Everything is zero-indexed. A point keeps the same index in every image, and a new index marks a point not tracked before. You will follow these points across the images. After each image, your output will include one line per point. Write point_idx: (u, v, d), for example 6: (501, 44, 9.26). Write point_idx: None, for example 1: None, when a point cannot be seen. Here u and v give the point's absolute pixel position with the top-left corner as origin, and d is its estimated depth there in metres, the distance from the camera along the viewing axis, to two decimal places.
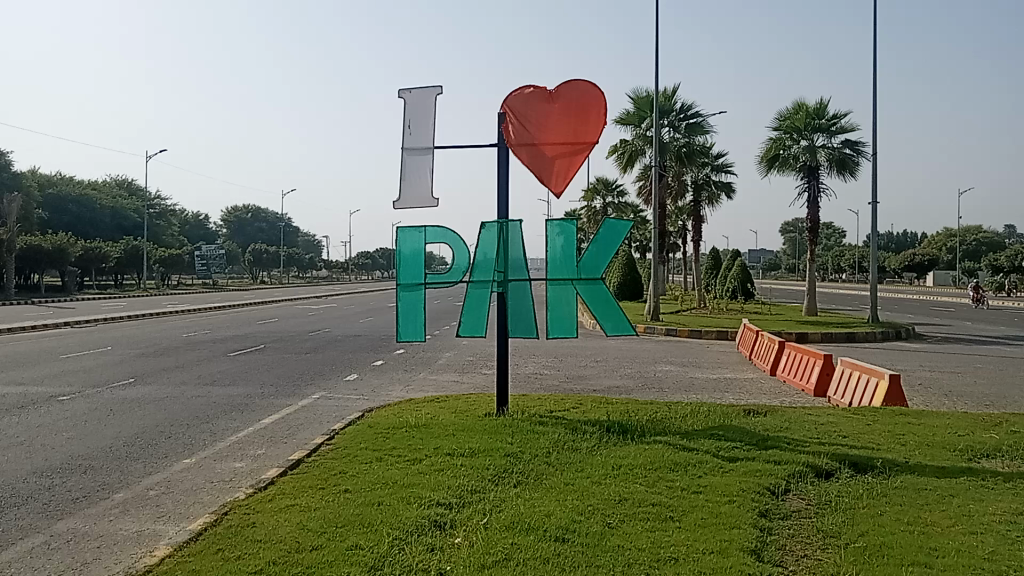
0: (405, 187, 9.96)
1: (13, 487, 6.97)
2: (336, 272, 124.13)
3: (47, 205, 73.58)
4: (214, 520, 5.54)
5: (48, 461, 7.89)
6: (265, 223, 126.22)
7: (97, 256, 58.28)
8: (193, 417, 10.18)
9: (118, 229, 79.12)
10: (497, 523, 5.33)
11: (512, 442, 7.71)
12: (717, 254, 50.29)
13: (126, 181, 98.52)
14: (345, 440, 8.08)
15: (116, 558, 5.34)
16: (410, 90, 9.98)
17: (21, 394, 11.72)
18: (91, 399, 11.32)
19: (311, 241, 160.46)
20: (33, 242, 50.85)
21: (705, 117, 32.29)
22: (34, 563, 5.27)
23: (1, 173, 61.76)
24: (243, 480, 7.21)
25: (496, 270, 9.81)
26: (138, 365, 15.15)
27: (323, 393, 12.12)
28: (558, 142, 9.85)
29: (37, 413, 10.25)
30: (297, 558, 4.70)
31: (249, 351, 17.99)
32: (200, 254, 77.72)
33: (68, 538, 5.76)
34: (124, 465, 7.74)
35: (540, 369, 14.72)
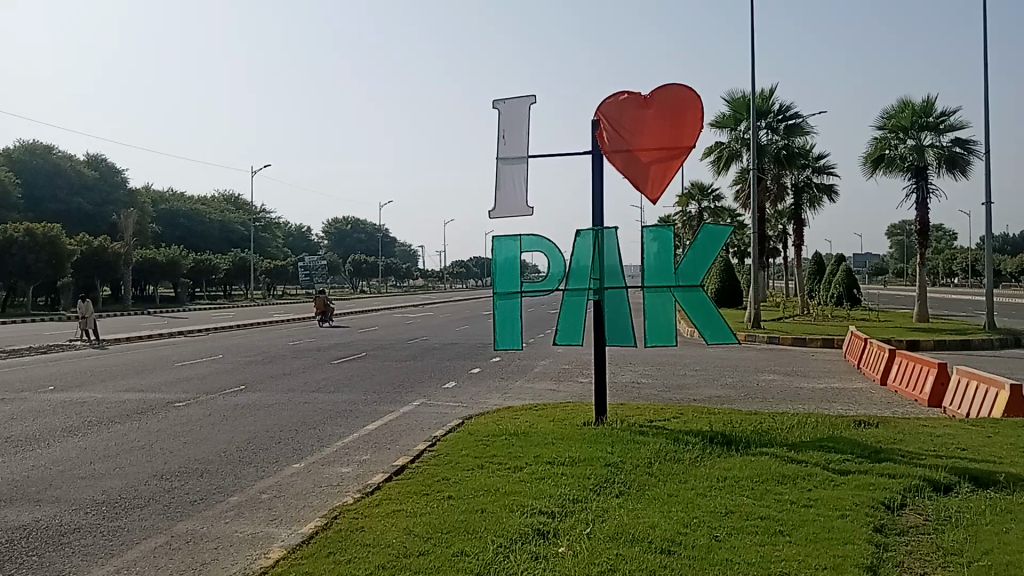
0: (500, 197, 10.03)
1: (136, 489, 7.35)
2: (433, 281, 126.20)
3: (161, 220, 77.59)
4: (325, 523, 5.70)
5: (166, 464, 8.28)
6: (364, 234, 129.67)
7: (207, 268, 61.04)
8: (301, 423, 10.51)
9: (226, 242, 82.63)
10: (602, 533, 5.29)
11: (613, 452, 7.65)
12: (819, 257, 48.70)
13: (233, 196, 103.00)
14: (446, 447, 8.18)
15: (233, 559, 5.54)
16: (505, 99, 10.06)
17: (140, 400, 12.34)
18: (205, 406, 11.83)
19: (408, 252, 164.00)
20: (148, 256, 53.72)
21: (804, 118, 31.40)
22: (157, 562, 5.53)
23: (119, 191, 65.43)
24: (350, 485, 7.40)
25: (592, 277, 9.74)
26: (247, 373, 15.74)
27: (422, 400, 12.30)
28: (654, 147, 9.75)
29: (156, 419, 10.77)
30: (406, 563, 4.77)
31: (351, 359, 18.45)
32: (303, 265, 80.42)
33: (187, 538, 6.03)
34: (238, 469, 8.05)
35: (639, 378, 14.55)
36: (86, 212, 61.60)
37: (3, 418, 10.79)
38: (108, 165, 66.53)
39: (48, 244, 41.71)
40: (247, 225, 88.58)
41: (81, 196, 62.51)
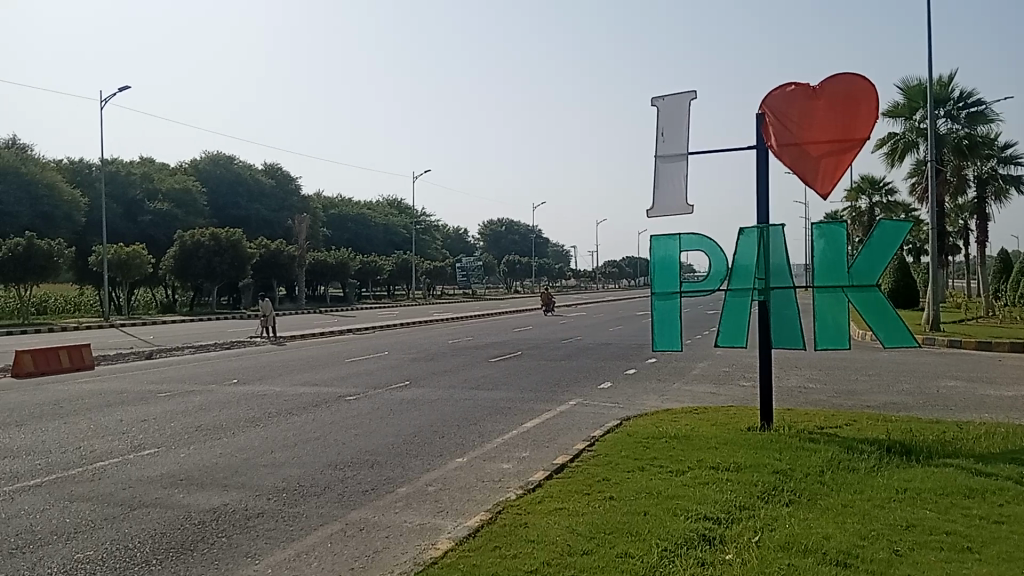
0: (659, 196, 9.87)
1: (313, 477, 7.79)
2: (586, 281, 126.27)
3: (330, 224, 81.98)
4: (490, 517, 5.82)
5: (340, 455, 8.73)
6: (518, 235, 131.62)
7: (372, 269, 63.88)
8: (462, 418, 10.79)
9: (389, 244, 86.19)
10: (771, 542, 5.11)
11: (781, 459, 7.36)
12: (1006, 255, 44.87)
13: (395, 200, 107.40)
14: (606, 447, 8.16)
15: (402, 549, 5.76)
16: (663, 97, 9.91)
17: (315, 393, 13.07)
18: (373, 400, 12.39)
19: (561, 252, 165.10)
20: (320, 258, 56.89)
21: (989, 104, 29.07)
22: (333, 548, 5.83)
23: (293, 198, 69.69)
24: (512, 481, 7.52)
25: (757, 277, 9.37)
26: (411, 369, 16.33)
27: (579, 400, 12.31)
28: (824, 140, 9.31)
29: (330, 412, 11.38)
30: (571, 561, 4.79)
31: (508, 358, 18.74)
32: (461, 266, 82.56)
33: (360, 526, 6.32)
34: (406, 461, 8.37)
35: (806, 382, 13.93)
36: (264, 217, 65.89)
37: (195, 408, 11.74)
38: (283, 173, 70.99)
39: (231, 248, 45.11)
40: (409, 228, 91.99)
41: (259, 202, 66.95)
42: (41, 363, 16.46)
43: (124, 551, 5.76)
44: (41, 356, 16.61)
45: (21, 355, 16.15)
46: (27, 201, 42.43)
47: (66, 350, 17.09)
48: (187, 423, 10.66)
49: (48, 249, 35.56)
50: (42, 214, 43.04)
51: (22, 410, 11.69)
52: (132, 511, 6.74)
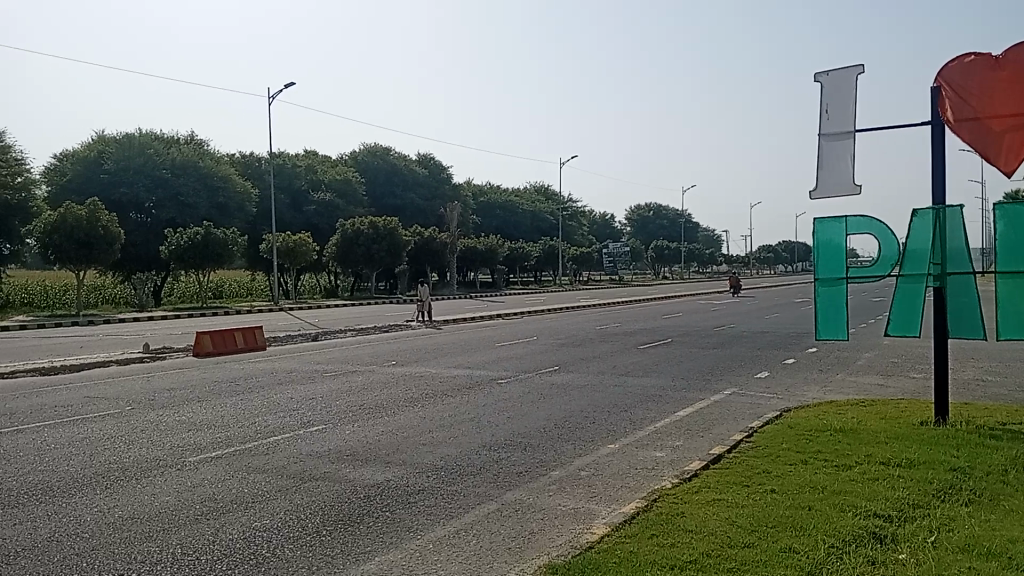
0: (825, 176, 9.40)
1: (469, 457, 8.00)
2: (738, 266, 122.57)
3: (480, 211, 83.65)
4: (646, 505, 5.77)
5: (493, 436, 8.91)
6: (667, 220, 129.47)
7: (520, 255, 64.67)
8: (614, 405, 10.76)
9: (537, 230, 87.00)
10: (950, 543, 4.79)
11: (959, 456, 6.88)
12: None
13: (543, 187, 108.27)
14: (765, 438, 7.91)
15: (558, 531, 5.82)
16: (828, 71, 9.41)
17: (468, 376, 13.40)
18: (525, 384, 12.55)
19: (712, 238, 161.07)
20: (470, 245, 58.15)
21: None
22: (490, 527, 5.96)
23: (444, 186, 71.61)
24: (666, 469, 7.43)
25: (932, 262, 8.80)
26: (561, 354, 16.42)
27: (734, 390, 11.98)
28: (1008, 113, 8.59)
29: (482, 394, 11.63)
30: (732, 552, 4.68)
31: (658, 344, 18.51)
32: (609, 251, 82.12)
33: (516, 507, 6.43)
34: (557, 445, 8.43)
35: (984, 375, 12.93)
36: (418, 205, 68.01)
37: (357, 388, 12.33)
38: (435, 162, 73.03)
39: (388, 236, 46.80)
40: (556, 214, 92.45)
41: (412, 191, 69.17)
42: (219, 344, 17.71)
43: (297, 521, 6.11)
44: (219, 337, 17.86)
45: (201, 335, 17.43)
46: (204, 192, 45.81)
47: (241, 331, 18.34)
48: (351, 402, 11.20)
49: (223, 237, 38.26)
50: (217, 205, 46.34)
51: (204, 387, 12.67)
52: (303, 483, 7.16)
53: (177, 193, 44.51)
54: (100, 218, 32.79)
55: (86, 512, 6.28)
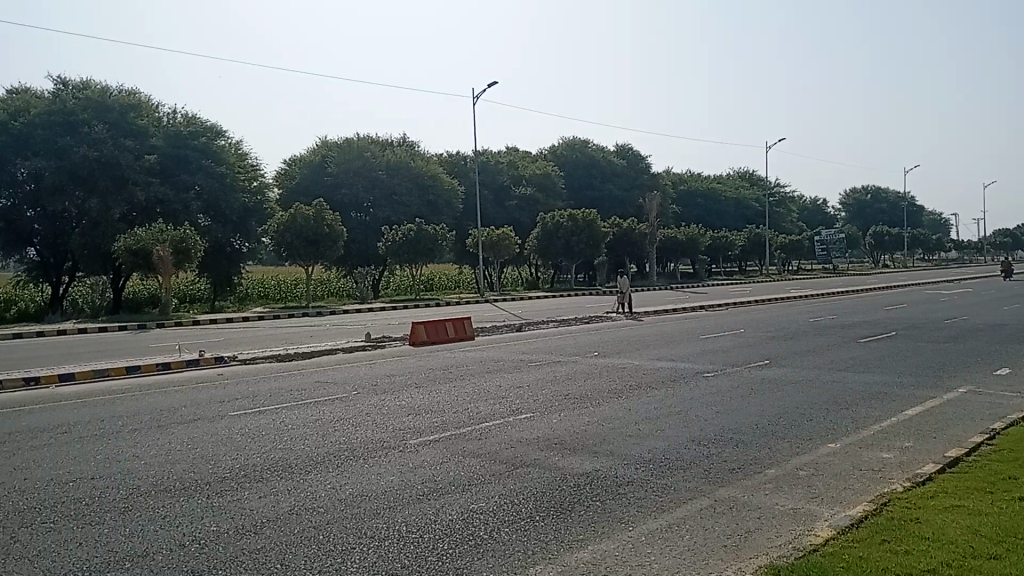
0: None
1: (679, 452, 7.86)
2: (970, 252, 111.99)
3: (682, 200, 82.13)
4: (874, 509, 5.41)
5: (703, 431, 8.70)
6: (886, 204, 120.77)
7: (724, 245, 62.79)
8: (832, 401, 10.17)
9: (741, 219, 84.14)
10: None
11: None
12: None
13: (748, 173, 104.52)
14: (1008, 442, 7.17)
15: (777, 531, 5.61)
16: None
17: (674, 369, 13.21)
18: (734, 378, 12.18)
19: (938, 222, 148.31)
20: (671, 235, 57.22)
21: None
22: (704, 523, 5.84)
23: (644, 176, 70.93)
24: (893, 472, 6.93)
25: None
26: (771, 347, 15.79)
27: (970, 388, 10.96)
28: None
29: (689, 387, 11.41)
30: (977, 564, 4.29)
31: (879, 338, 17.31)
32: (821, 239, 77.79)
33: (730, 504, 6.26)
34: (772, 443, 8.10)
35: None
36: (617, 196, 67.86)
37: (562, 378, 12.49)
38: (635, 152, 72.52)
39: (588, 228, 47.03)
40: (762, 201, 88.92)
41: (612, 182, 69.13)
42: (433, 334, 18.58)
43: (512, 506, 6.29)
44: (433, 327, 18.73)
45: (416, 325, 18.38)
46: (415, 191, 48.19)
47: (452, 322, 19.15)
48: (558, 391, 11.37)
49: (433, 233, 40.06)
50: (427, 202, 48.63)
51: (419, 374, 13.34)
52: (515, 469, 7.35)
53: (391, 192, 47.16)
54: (325, 218, 35.35)
55: (320, 489, 6.80)
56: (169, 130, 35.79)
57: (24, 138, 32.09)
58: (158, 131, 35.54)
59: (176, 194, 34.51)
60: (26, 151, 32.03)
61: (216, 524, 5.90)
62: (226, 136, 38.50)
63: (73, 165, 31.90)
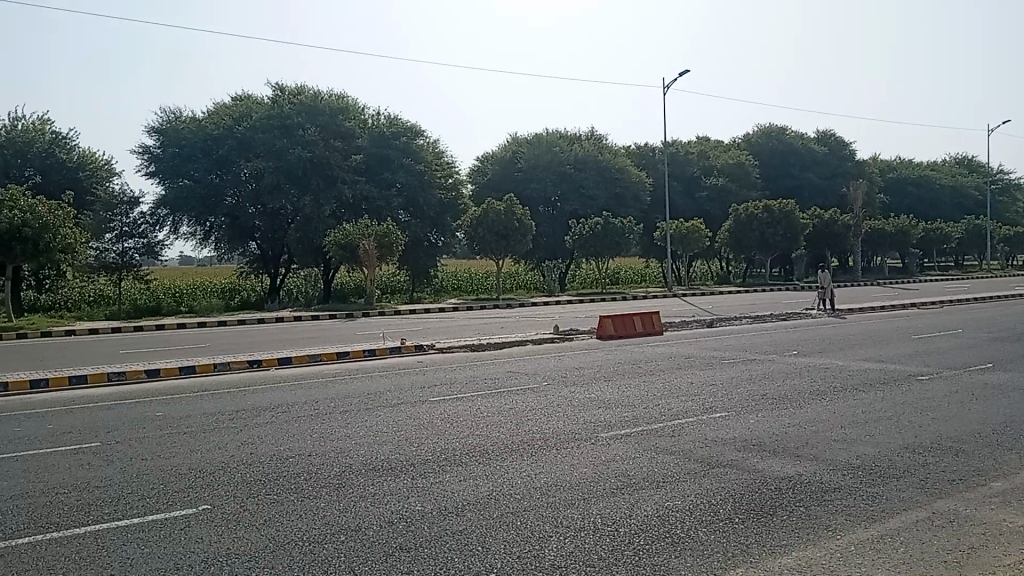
0: None
1: (890, 459, 7.36)
2: None
3: (889, 189, 76.82)
4: None
5: (917, 438, 8.10)
6: None
7: (938, 238, 58.05)
8: None
9: (958, 209, 77.46)
10: None
11: None
12: None
13: (966, 159, 96.09)
14: None
15: (1005, 550, 5.12)
16: None
17: (881, 370, 12.38)
18: (952, 382, 11.24)
19: None
20: (878, 227, 53.68)
21: None
22: (920, 536, 5.43)
23: (846, 164, 66.96)
24: None
25: None
26: (996, 350, 14.40)
27: None
28: None
29: (900, 391, 10.66)
30: None
31: None
32: None
33: (949, 518, 5.78)
34: (999, 454, 7.40)
35: None
36: (817, 186, 64.50)
37: (759, 377, 12.05)
38: (836, 139, 68.59)
39: (785, 220, 45.08)
40: (983, 189, 81.40)
41: (811, 171, 65.75)
42: (621, 328, 18.50)
43: (708, 506, 6.14)
44: (621, 321, 18.66)
45: (604, 319, 18.39)
46: (604, 184, 48.14)
47: (640, 316, 18.99)
48: (754, 390, 10.97)
49: (622, 226, 39.88)
50: (615, 195, 48.43)
51: (609, 368, 13.33)
52: (711, 469, 7.18)
53: (579, 185, 47.41)
54: (516, 212, 36.09)
55: (517, 476, 6.96)
56: (374, 131, 37.93)
57: (248, 140, 35.16)
58: (364, 132, 37.81)
59: (378, 192, 36.58)
60: (249, 153, 35.07)
61: (421, 505, 6.18)
62: (425, 135, 40.19)
63: (289, 166, 34.56)
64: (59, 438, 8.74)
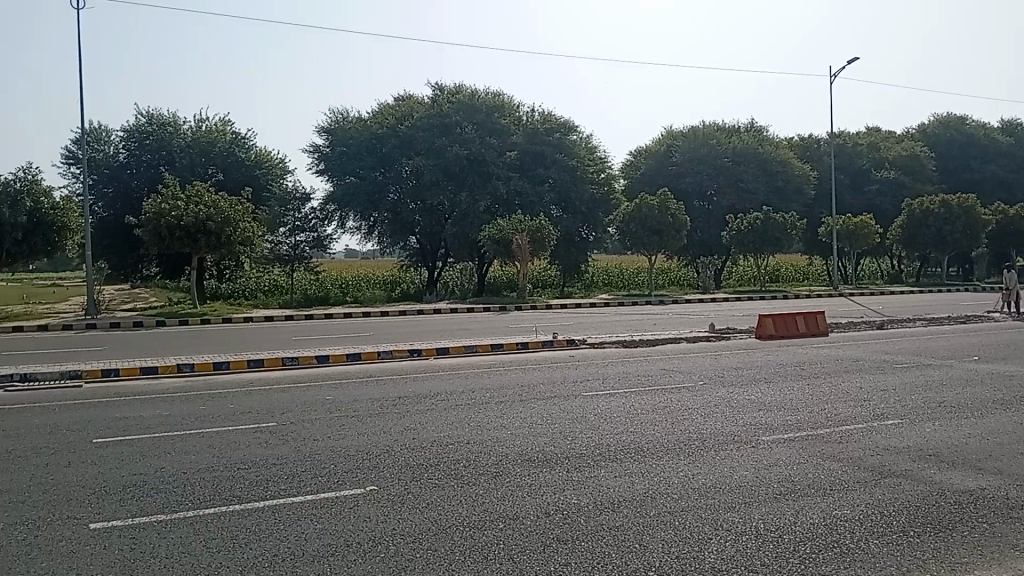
0: None
1: None
2: None
3: None
4: None
5: None
6: None
7: None
8: None
9: None
10: None
11: None
12: None
13: None
14: None
15: None
16: None
17: None
18: None
19: None
20: None
21: None
22: None
23: None
24: None
25: None
26: None
27: None
28: None
29: None
30: None
31: None
32: None
33: None
34: None
35: None
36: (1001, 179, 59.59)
37: (936, 383, 11.27)
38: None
39: (963, 216, 42.02)
40: None
41: (995, 163, 60.77)
42: (782, 328, 17.81)
43: (879, 517, 5.81)
44: (782, 321, 17.97)
45: (764, 318, 17.75)
46: (763, 177, 46.44)
47: (803, 316, 18.23)
48: (930, 398, 10.26)
49: (782, 222, 38.39)
50: (775, 188, 46.68)
51: (769, 369, 12.88)
52: (882, 479, 6.78)
53: (737, 179, 46.01)
54: (670, 207, 35.51)
55: (674, 475, 6.85)
56: (529, 128, 38.34)
57: (409, 139, 36.55)
58: (519, 129, 38.30)
59: (532, 187, 36.96)
60: (410, 151, 36.44)
61: (578, 498, 6.19)
62: (579, 132, 40.12)
63: (447, 163, 35.57)
64: (239, 418, 9.40)
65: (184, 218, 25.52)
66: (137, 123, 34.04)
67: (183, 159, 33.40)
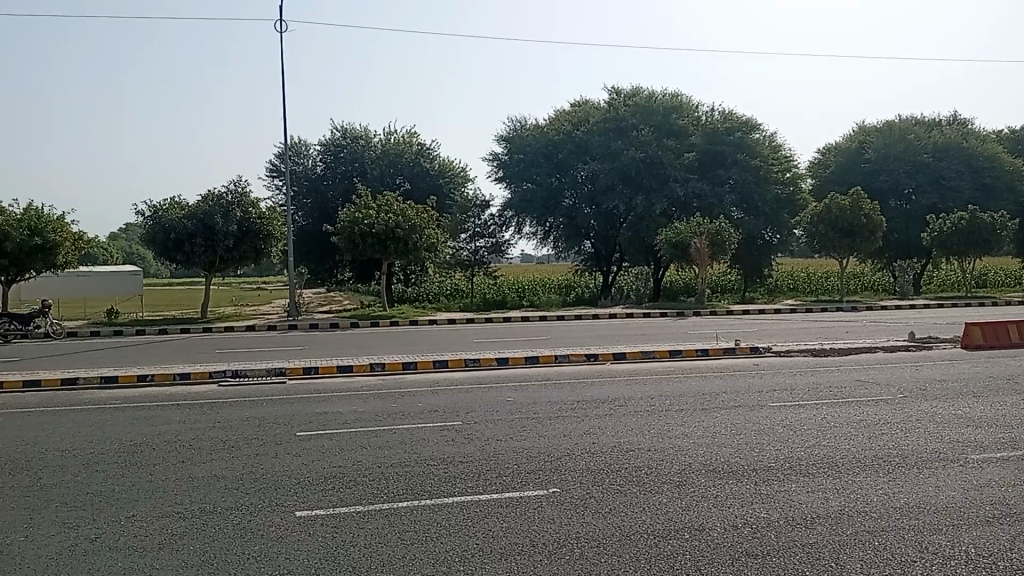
0: None
1: None
2: None
3: None
4: None
5: None
6: None
7: None
8: None
9: None
10: None
11: None
12: None
13: None
14: None
15: None
16: None
17: None
18: None
19: None
20: None
21: None
22: None
23: None
24: None
25: None
26: None
27: None
28: None
29: None
30: None
31: None
32: None
33: None
34: None
35: None
36: None
37: None
38: None
39: None
40: None
41: None
42: (991, 338, 16.35)
43: None
44: (991, 329, 16.50)
45: (971, 327, 16.37)
46: (969, 174, 42.82)
47: (1016, 324, 16.66)
48: None
49: (990, 221, 35.25)
50: (982, 185, 42.95)
51: (978, 381, 11.88)
52: None
53: (938, 176, 42.76)
54: (862, 207, 33.53)
55: (873, 493, 6.45)
56: (708, 128, 37.40)
57: (586, 144, 36.75)
58: (697, 129, 37.49)
59: (711, 189, 36.01)
60: (586, 155, 36.63)
61: (767, 512, 5.98)
62: (761, 130, 38.65)
63: (623, 166, 35.40)
64: (427, 416, 9.81)
65: (374, 226, 26.94)
66: (333, 138, 36.53)
67: (374, 170, 35.47)
